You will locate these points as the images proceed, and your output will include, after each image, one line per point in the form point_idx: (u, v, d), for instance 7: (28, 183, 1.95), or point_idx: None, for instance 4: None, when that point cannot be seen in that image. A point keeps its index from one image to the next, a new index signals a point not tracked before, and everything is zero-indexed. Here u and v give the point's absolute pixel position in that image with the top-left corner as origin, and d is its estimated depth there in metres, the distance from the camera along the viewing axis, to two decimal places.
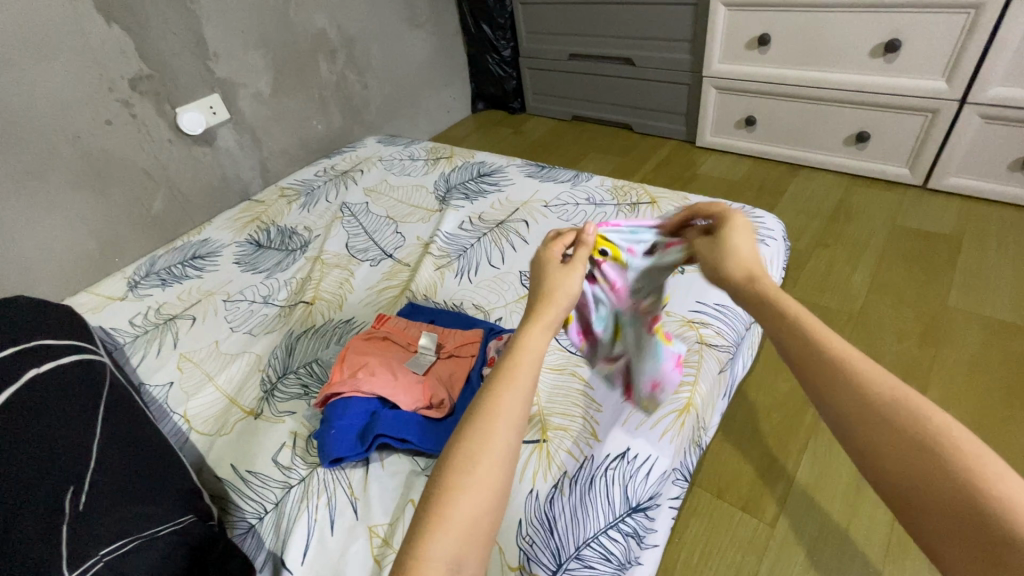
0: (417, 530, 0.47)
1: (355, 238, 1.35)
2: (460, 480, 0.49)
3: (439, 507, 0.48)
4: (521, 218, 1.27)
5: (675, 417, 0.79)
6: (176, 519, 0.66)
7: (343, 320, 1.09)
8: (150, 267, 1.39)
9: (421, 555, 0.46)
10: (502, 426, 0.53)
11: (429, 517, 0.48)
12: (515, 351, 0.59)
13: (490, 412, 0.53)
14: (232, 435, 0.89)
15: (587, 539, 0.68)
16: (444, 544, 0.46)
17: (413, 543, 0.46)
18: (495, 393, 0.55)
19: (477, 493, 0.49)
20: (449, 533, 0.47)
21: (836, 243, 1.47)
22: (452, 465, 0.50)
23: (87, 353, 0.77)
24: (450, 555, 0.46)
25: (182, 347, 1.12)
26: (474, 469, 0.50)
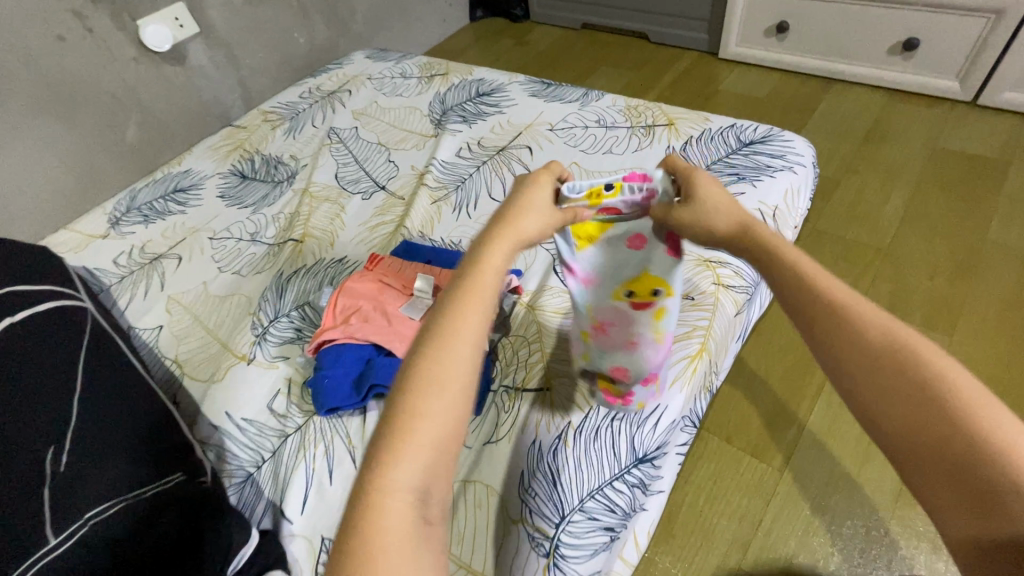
0: (377, 458, 0.44)
1: (344, 167, 1.25)
2: (424, 408, 0.45)
3: (399, 437, 0.44)
4: (524, 143, 1.16)
5: (688, 363, 0.75)
6: (164, 478, 0.62)
7: (335, 259, 1.03)
8: (131, 201, 1.30)
9: (381, 488, 0.43)
10: (463, 345, 0.48)
11: (391, 447, 0.44)
12: (480, 257, 0.53)
13: (451, 329, 0.48)
14: (225, 381, 0.86)
15: (591, 491, 0.66)
16: (407, 475, 0.43)
17: (373, 473, 0.43)
18: (458, 305, 0.49)
19: (439, 420, 0.45)
20: (410, 465, 0.43)
21: (868, 169, 1.34)
22: (413, 394, 0.45)
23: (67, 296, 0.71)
24: (414, 484, 0.44)
25: (169, 288, 1.07)
26: (437, 398, 0.45)
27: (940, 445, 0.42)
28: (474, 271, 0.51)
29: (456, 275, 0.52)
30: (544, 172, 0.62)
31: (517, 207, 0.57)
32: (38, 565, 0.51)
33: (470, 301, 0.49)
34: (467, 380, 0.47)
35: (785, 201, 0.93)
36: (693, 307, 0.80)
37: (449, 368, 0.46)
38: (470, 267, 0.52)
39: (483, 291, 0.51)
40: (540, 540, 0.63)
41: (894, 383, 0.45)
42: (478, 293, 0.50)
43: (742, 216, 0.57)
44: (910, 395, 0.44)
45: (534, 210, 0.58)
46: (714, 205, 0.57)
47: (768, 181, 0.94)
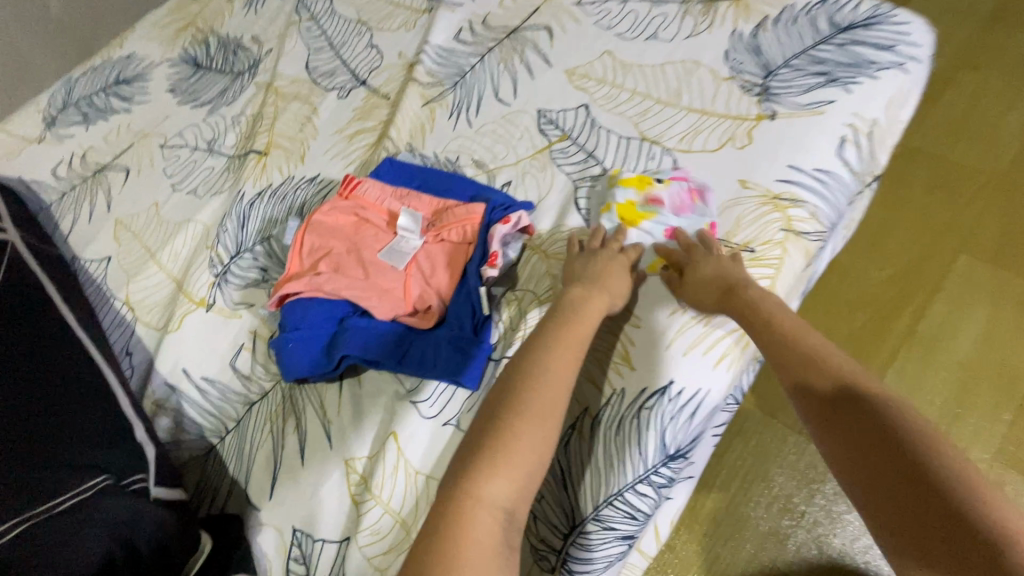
0: (480, 464, 0.44)
1: (316, 54, 1.00)
2: (520, 431, 0.46)
3: (500, 449, 0.44)
4: (541, 22, 0.89)
5: (740, 336, 0.59)
6: (87, 483, 0.49)
7: (306, 179, 0.84)
8: (67, 95, 1.08)
9: (475, 494, 0.42)
10: (551, 386, 0.49)
11: (490, 457, 0.44)
12: (571, 306, 0.56)
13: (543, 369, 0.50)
14: (181, 332, 0.73)
15: (609, 497, 0.54)
16: (500, 486, 0.43)
17: (467, 479, 0.43)
18: (551, 349, 0.51)
19: (531, 445, 0.45)
20: (507, 476, 0.43)
21: (985, 63, 1.05)
22: (512, 411, 0.47)
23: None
24: (506, 497, 0.43)
25: (116, 210, 0.90)
26: (532, 424, 0.46)
27: (912, 496, 0.41)
28: (570, 317, 0.54)
29: (545, 326, 0.55)
30: (599, 290, 0.57)
31: (602, 275, 0.59)
32: None
33: (566, 346, 0.51)
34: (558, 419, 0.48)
35: (889, 113, 0.70)
36: (752, 263, 0.62)
37: (543, 397, 0.48)
38: (563, 320, 0.54)
39: (577, 336, 0.53)
40: (546, 554, 0.55)
41: (863, 427, 0.45)
42: (569, 342, 0.52)
43: (743, 279, 0.58)
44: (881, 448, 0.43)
45: (617, 285, 0.58)
46: (729, 268, 0.58)
47: (868, 85, 0.70)
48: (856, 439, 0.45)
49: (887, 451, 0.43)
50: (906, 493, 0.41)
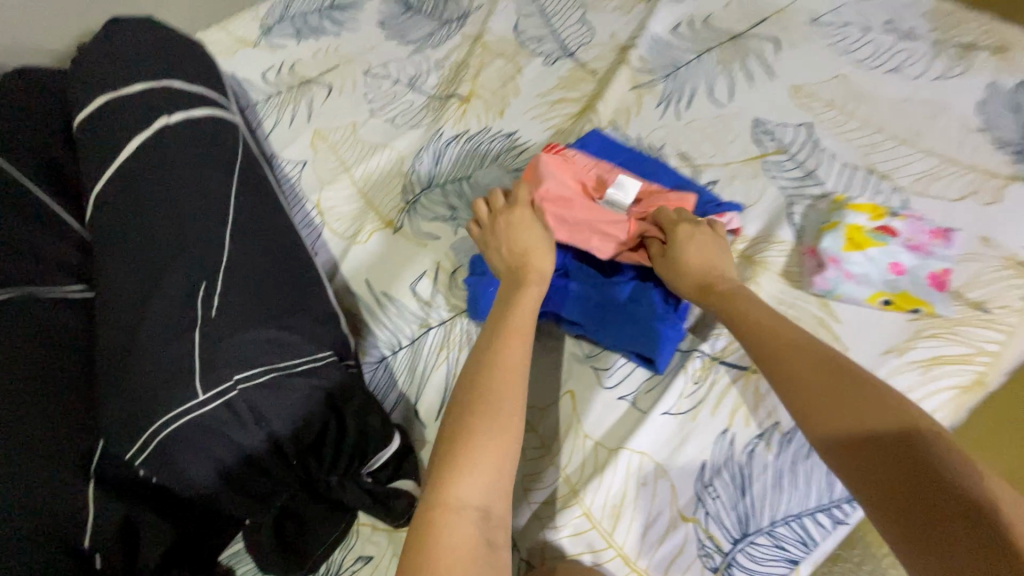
0: (431, 481, 0.41)
1: (527, 19, 1.02)
2: (472, 431, 0.42)
3: (453, 457, 0.41)
4: (773, 34, 0.86)
5: (959, 395, 0.55)
6: (319, 354, 0.53)
7: (503, 133, 0.86)
8: (284, 9, 1.16)
9: (439, 504, 0.39)
10: (515, 375, 0.47)
11: (454, 466, 0.41)
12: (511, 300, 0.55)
13: (494, 359, 0.48)
14: (368, 246, 0.77)
15: (787, 516, 0.52)
16: (468, 487, 0.40)
17: (434, 491, 0.40)
18: (500, 338, 0.50)
19: (496, 436, 0.43)
20: (473, 474, 0.40)
21: None
22: (460, 417, 0.44)
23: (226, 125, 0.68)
24: (478, 496, 0.40)
25: (316, 121, 0.95)
26: (493, 413, 0.44)
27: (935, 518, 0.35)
28: (505, 308, 0.54)
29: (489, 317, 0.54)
30: (528, 274, 0.58)
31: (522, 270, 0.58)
32: (177, 423, 0.45)
33: (513, 334, 0.50)
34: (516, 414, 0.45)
35: None
36: (983, 323, 0.58)
37: (504, 389, 0.46)
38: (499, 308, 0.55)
39: (524, 325, 0.52)
40: (711, 552, 0.52)
41: (873, 449, 0.39)
42: (515, 329, 0.51)
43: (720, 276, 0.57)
44: (875, 435, 0.40)
45: (536, 265, 0.58)
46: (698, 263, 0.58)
47: None
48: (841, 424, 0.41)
49: (886, 441, 0.39)
50: (913, 488, 0.36)
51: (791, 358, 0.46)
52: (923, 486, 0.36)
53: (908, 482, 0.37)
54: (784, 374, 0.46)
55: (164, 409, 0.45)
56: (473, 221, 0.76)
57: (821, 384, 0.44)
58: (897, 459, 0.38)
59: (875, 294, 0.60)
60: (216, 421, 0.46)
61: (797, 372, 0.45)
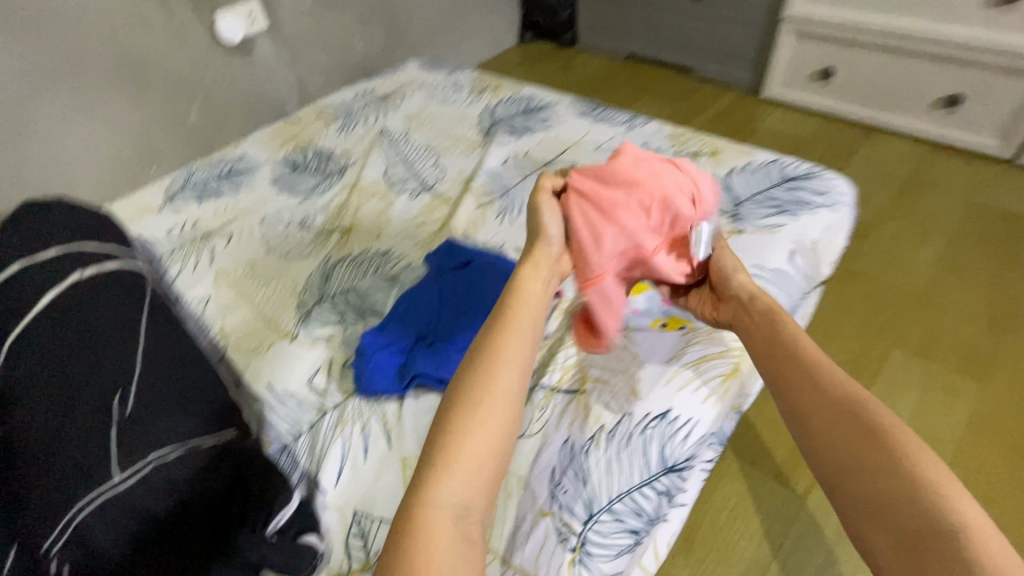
0: (428, 473, 0.53)
1: (393, 167, 1.30)
2: (467, 428, 0.55)
3: (443, 453, 0.54)
4: (570, 159, 1.20)
5: (721, 382, 0.76)
6: (220, 431, 0.64)
7: (380, 251, 1.07)
8: (186, 179, 1.36)
9: (428, 499, 0.51)
10: (503, 369, 0.59)
11: (440, 462, 0.53)
12: (510, 303, 0.66)
13: (494, 358, 0.60)
14: (268, 356, 0.89)
15: (621, 494, 0.67)
16: (450, 488, 0.52)
17: (421, 486, 0.52)
18: (500, 339, 0.62)
19: (479, 436, 0.55)
20: (456, 476, 0.52)
21: (905, 216, 1.34)
22: (461, 412, 0.56)
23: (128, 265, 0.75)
24: (455, 499, 0.52)
25: (218, 264, 1.11)
26: (476, 419, 0.56)
27: (884, 498, 0.50)
28: (506, 312, 0.65)
29: (495, 316, 0.65)
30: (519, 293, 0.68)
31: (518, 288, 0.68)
32: (100, 500, 0.54)
33: (512, 335, 0.62)
34: (508, 418, 0.57)
35: (825, 236, 0.95)
36: (729, 328, 0.81)
37: (502, 389, 0.58)
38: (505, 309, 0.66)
39: (523, 330, 0.63)
40: (568, 535, 0.65)
41: (848, 439, 0.55)
42: (515, 329, 0.63)
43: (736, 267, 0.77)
44: (849, 435, 0.55)
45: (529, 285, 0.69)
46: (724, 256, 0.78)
47: (809, 216, 0.97)
48: (821, 422, 0.57)
49: (861, 447, 0.53)
50: (872, 474, 0.52)
51: (798, 373, 0.61)
52: (877, 478, 0.51)
53: (863, 471, 0.52)
54: (793, 380, 0.61)
55: (84, 492, 0.54)
56: (359, 321, 0.92)
57: (830, 390, 0.58)
58: (862, 455, 0.53)
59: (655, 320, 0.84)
60: (131, 496, 0.55)
61: (797, 381, 0.61)
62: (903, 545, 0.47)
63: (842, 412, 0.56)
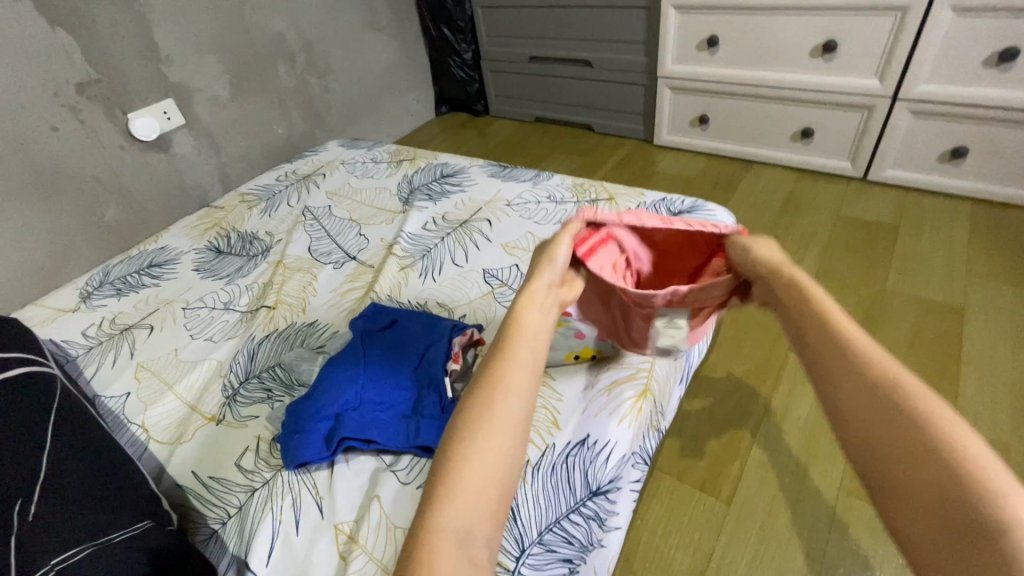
0: (431, 501, 0.50)
1: (317, 241, 1.34)
2: (473, 454, 0.53)
3: (448, 485, 0.51)
4: (484, 217, 1.28)
5: (634, 402, 0.82)
6: (132, 526, 0.65)
7: (306, 323, 1.09)
8: (104, 276, 1.34)
9: (433, 529, 0.48)
10: (505, 400, 0.56)
11: (445, 489, 0.50)
12: (513, 330, 0.63)
13: (493, 384, 0.57)
14: (192, 442, 0.88)
15: (549, 524, 0.71)
16: (455, 515, 0.49)
17: (424, 518, 0.49)
18: (500, 366, 0.59)
19: (484, 463, 0.52)
20: (460, 503, 0.50)
21: (786, 233, 1.51)
22: (468, 441, 0.54)
23: (34, 368, 0.73)
24: (462, 523, 0.49)
25: (138, 356, 1.09)
26: (485, 446, 0.53)
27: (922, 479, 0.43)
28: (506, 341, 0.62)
29: (495, 348, 0.62)
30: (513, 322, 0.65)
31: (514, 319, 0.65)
32: None
33: (509, 363, 0.59)
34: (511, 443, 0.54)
35: None
36: (636, 352, 0.89)
37: (506, 415, 0.55)
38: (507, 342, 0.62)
39: (524, 354, 0.61)
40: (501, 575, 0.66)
41: (881, 421, 0.47)
42: (518, 357, 0.60)
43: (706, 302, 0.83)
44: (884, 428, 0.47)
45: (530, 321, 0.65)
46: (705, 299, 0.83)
47: None
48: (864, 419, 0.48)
49: (901, 444, 0.45)
50: (902, 457, 0.45)
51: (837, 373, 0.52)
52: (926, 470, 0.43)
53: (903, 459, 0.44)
54: (829, 365, 0.53)
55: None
56: (286, 394, 0.93)
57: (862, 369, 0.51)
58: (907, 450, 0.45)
59: (569, 353, 0.89)
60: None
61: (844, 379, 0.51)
62: (953, 543, 0.40)
63: (881, 393, 0.48)
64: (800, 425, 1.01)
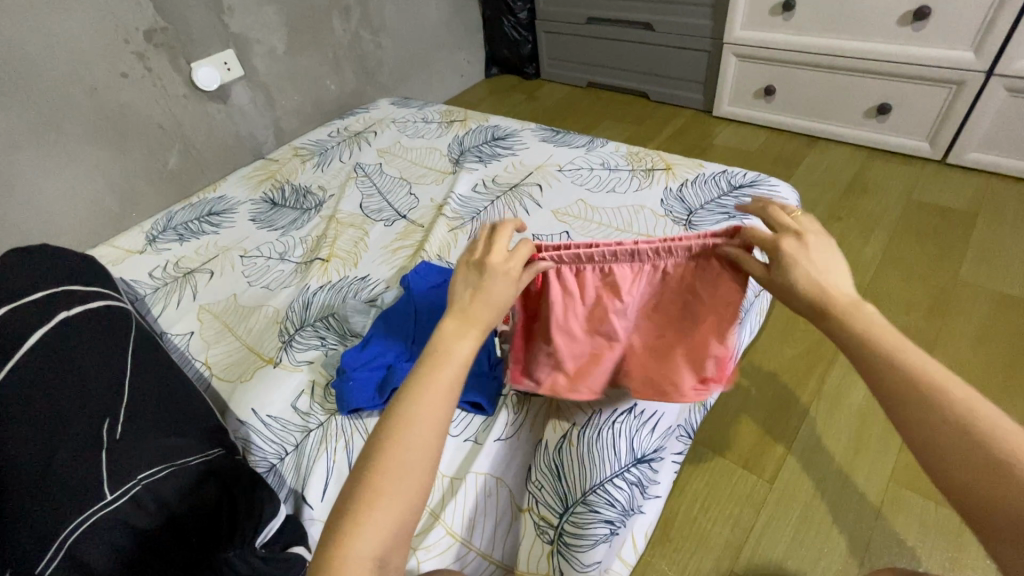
0: (340, 528, 0.47)
1: (369, 198, 1.36)
2: (382, 486, 0.48)
3: (355, 516, 0.47)
4: (535, 181, 1.27)
5: None
6: (205, 451, 0.69)
7: (357, 277, 1.11)
8: (167, 222, 1.40)
9: (343, 557, 0.45)
10: (423, 427, 0.50)
11: (354, 515, 0.47)
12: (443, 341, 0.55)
13: (413, 406, 0.51)
14: (251, 382, 0.92)
15: (593, 486, 0.71)
16: (367, 543, 0.46)
17: (335, 543, 0.46)
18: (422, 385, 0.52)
19: (397, 495, 0.48)
20: (367, 536, 0.46)
21: (850, 215, 1.42)
22: (372, 475, 0.49)
23: (112, 300, 0.77)
24: (376, 552, 0.46)
25: (200, 299, 1.14)
26: (395, 477, 0.48)
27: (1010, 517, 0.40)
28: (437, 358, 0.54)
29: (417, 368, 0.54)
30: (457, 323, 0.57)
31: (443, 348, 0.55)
32: (92, 519, 0.55)
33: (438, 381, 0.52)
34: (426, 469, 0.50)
35: None
36: None
37: (409, 453, 0.49)
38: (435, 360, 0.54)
39: (449, 374, 0.53)
40: (545, 528, 0.73)
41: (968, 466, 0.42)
42: (447, 378, 0.53)
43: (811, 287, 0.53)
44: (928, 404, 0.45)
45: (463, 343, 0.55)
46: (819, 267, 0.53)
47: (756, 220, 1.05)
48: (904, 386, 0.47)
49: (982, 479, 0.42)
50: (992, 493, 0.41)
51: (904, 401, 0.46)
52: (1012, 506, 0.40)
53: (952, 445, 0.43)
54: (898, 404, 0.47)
55: (79, 510, 0.55)
56: (340, 343, 0.97)
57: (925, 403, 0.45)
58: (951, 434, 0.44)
59: None
60: (124, 515, 0.57)
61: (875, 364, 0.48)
62: None
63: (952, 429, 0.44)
64: (851, 411, 0.98)
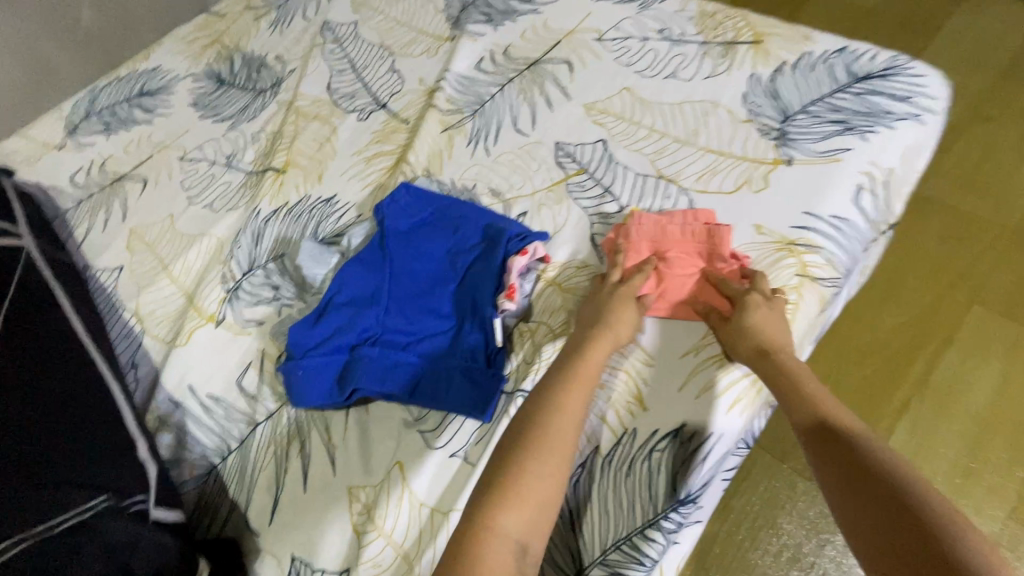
0: (485, 501, 0.48)
1: (339, 77, 1.02)
2: (526, 473, 0.49)
3: (483, 517, 0.47)
4: (563, 57, 0.90)
5: (753, 381, 0.58)
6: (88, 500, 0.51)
7: (322, 199, 0.84)
8: (90, 104, 1.10)
9: (490, 526, 0.47)
10: (568, 425, 0.52)
11: (503, 489, 0.48)
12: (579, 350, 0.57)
13: (558, 403, 0.53)
14: (190, 346, 0.73)
15: (614, 540, 0.55)
16: (514, 519, 0.47)
17: (483, 513, 0.48)
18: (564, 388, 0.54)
19: (545, 484, 0.49)
20: (518, 510, 0.48)
21: (1000, 114, 1.04)
22: (523, 452, 0.50)
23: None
24: (517, 530, 0.47)
25: (131, 220, 0.90)
26: (542, 458, 0.50)
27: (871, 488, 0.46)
28: (574, 356, 0.56)
29: (556, 368, 0.56)
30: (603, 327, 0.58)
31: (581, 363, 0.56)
32: None
33: (575, 383, 0.54)
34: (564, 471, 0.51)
35: (904, 163, 0.71)
36: None
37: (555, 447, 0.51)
38: (570, 362, 0.56)
39: (587, 380, 0.55)
40: None
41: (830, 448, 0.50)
42: (581, 379, 0.54)
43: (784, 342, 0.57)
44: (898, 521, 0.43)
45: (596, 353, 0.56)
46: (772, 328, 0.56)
47: (883, 135, 0.71)
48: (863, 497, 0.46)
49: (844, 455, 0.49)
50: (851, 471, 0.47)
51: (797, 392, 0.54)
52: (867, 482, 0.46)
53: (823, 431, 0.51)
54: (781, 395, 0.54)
55: None
56: (295, 299, 0.74)
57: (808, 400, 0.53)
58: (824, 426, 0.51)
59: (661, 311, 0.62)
60: None
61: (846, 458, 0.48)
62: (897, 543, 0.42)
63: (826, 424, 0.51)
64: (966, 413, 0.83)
